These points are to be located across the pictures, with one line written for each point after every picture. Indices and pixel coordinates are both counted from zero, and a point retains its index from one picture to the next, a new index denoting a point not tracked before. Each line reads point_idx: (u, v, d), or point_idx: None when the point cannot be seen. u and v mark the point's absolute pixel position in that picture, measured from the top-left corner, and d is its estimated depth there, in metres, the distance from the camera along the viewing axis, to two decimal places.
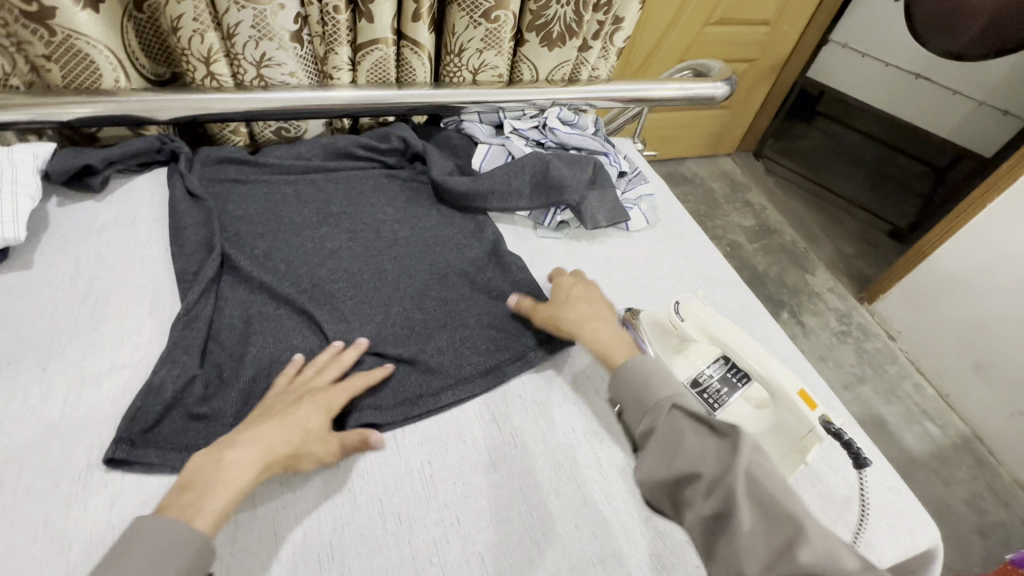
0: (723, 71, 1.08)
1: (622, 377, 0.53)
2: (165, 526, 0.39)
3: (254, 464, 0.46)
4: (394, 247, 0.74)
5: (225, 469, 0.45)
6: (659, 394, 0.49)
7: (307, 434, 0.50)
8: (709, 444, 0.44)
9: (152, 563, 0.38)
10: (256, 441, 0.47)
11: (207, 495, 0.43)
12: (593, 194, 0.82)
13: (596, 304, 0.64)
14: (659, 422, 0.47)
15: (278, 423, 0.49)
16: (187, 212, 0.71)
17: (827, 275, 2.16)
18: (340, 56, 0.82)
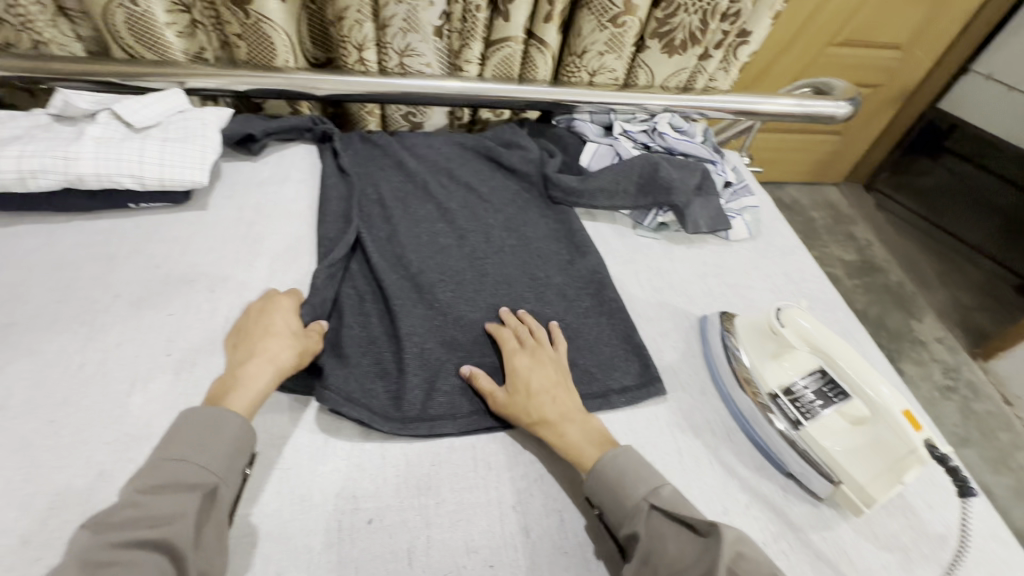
0: (847, 90, 1.04)
1: (598, 475, 0.51)
2: (221, 415, 0.49)
3: (264, 370, 0.54)
4: (502, 226, 0.80)
5: (241, 378, 0.53)
6: (637, 494, 0.49)
7: (292, 333, 0.58)
8: (685, 541, 0.45)
9: (199, 442, 0.47)
10: (263, 354, 0.55)
11: (236, 393, 0.52)
12: (698, 199, 0.83)
13: (564, 396, 0.58)
14: (641, 529, 0.47)
15: (268, 336, 0.57)
16: (331, 179, 0.82)
17: (936, 323, 1.98)
18: (473, 50, 0.89)
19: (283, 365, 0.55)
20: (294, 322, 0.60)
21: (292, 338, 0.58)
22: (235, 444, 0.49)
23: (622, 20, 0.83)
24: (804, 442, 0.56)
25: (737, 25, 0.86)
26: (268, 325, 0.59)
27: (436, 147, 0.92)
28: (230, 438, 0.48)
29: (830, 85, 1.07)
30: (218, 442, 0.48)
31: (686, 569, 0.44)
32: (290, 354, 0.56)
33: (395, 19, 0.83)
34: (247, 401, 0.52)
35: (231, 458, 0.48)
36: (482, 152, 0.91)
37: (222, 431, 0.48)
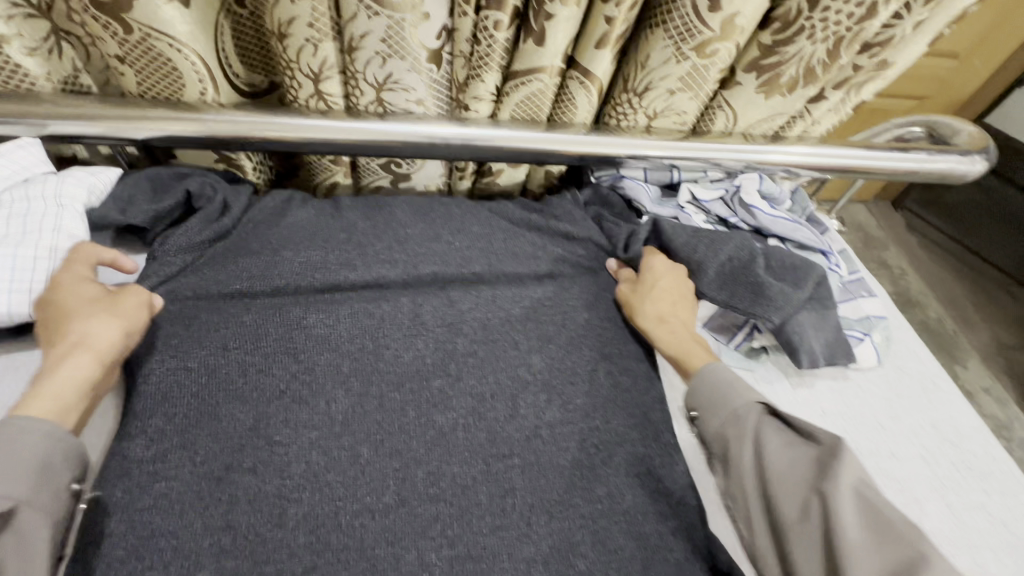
0: (975, 138, 0.78)
1: (700, 383, 0.52)
2: (21, 425, 0.38)
3: (76, 372, 0.42)
4: (529, 362, 0.54)
5: (41, 381, 0.41)
6: (745, 399, 0.49)
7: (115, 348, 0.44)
8: (800, 451, 0.46)
9: None
10: (77, 350, 0.43)
11: (40, 396, 0.40)
12: (810, 318, 0.56)
13: (686, 306, 0.58)
14: (747, 430, 0.47)
15: (60, 362, 0.42)
16: (272, 293, 0.54)
17: (980, 368, 1.78)
18: (486, 84, 0.60)
19: (96, 363, 0.43)
20: (99, 290, 0.47)
21: (105, 327, 0.44)
22: (50, 449, 0.38)
23: (713, 49, 0.55)
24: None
25: (878, 59, 0.59)
26: (78, 294, 0.46)
27: (428, 223, 0.64)
28: (34, 449, 0.37)
29: (951, 130, 0.81)
30: (21, 459, 0.36)
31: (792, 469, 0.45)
32: (112, 338, 0.44)
33: (369, 39, 0.54)
34: (65, 406, 0.40)
35: (49, 478, 0.37)
36: (492, 234, 0.64)
37: (22, 440, 0.37)
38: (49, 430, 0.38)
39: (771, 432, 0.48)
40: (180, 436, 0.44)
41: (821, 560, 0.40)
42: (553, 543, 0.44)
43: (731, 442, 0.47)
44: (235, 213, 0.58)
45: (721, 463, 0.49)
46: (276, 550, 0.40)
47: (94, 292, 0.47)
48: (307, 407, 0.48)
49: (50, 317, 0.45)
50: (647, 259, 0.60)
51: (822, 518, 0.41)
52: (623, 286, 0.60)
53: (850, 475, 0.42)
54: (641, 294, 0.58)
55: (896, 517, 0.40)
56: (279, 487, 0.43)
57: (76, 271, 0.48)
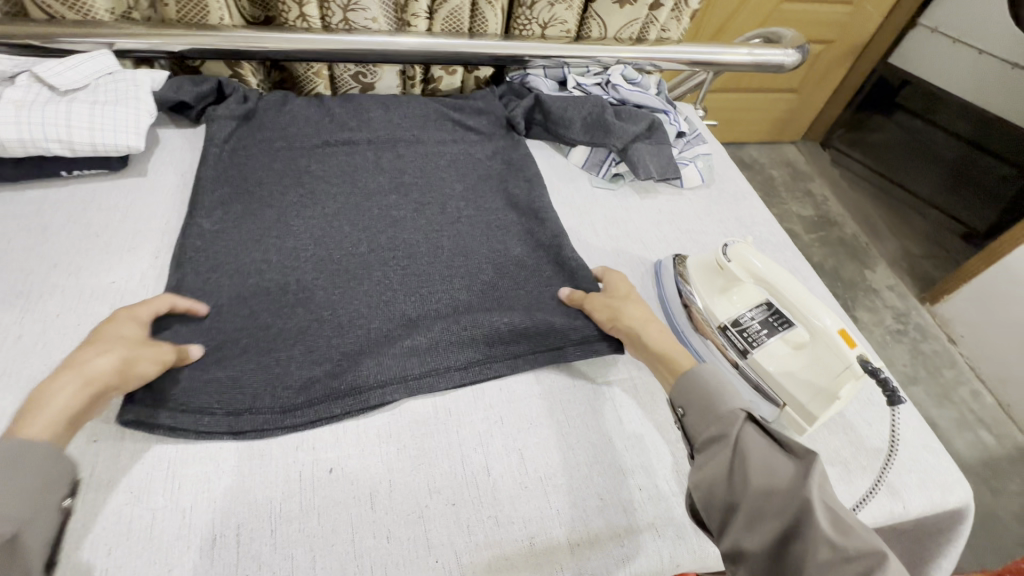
0: (795, 39, 1.05)
1: (688, 382, 0.54)
2: (17, 445, 0.40)
3: (73, 391, 0.45)
4: (457, 183, 0.81)
5: (42, 399, 0.44)
6: (732, 404, 0.51)
7: (132, 351, 0.50)
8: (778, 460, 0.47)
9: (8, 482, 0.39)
10: (72, 370, 0.46)
11: (30, 417, 0.43)
12: (646, 146, 0.84)
13: (649, 309, 0.64)
14: (731, 433, 0.49)
15: (78, 360, 0.47)
16: (281, 147, 0.81)
17: (888, 271, 2.07)
18: (420, 3, 0.86)
19: (94, 383, 0.47)
20: (138, 332, 0.53)
21: (123, 353, 0.49)
22: (39, 470, 0.40)
23: None
24: (745, 366, 0.59)
25: None
26: (118, 329, 0.52)
27: (386, 109, 0.90)
28: (35, 465, 0.40)
29: (780, 35, 1.08)
30: (23, 474, 0.40)
31: (771, 480, 0.46)
32: (112, 369, 0.48)
33: None
34: (46, 421, 0.43)
35: (42, 488, 0.40)
36: (432, 113, 0.90)
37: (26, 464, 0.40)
38: (30, 449, 0.41)
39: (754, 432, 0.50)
40: (227, 217, 0.70)
41: (788, 548, 0.42)
42: (468, 269, 0.70)
43: (720, 435, 0.50)
44: (254, 102, 0.85)
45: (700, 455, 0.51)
46: (294, 268, 0.66)
47: (130, 322, 0.53)
48: (307, 206, 0.73)
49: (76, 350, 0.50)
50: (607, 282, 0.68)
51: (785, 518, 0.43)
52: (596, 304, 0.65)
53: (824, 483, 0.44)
54: (614, 306, 0.64)
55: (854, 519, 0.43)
56: (293, 242, 0.69)
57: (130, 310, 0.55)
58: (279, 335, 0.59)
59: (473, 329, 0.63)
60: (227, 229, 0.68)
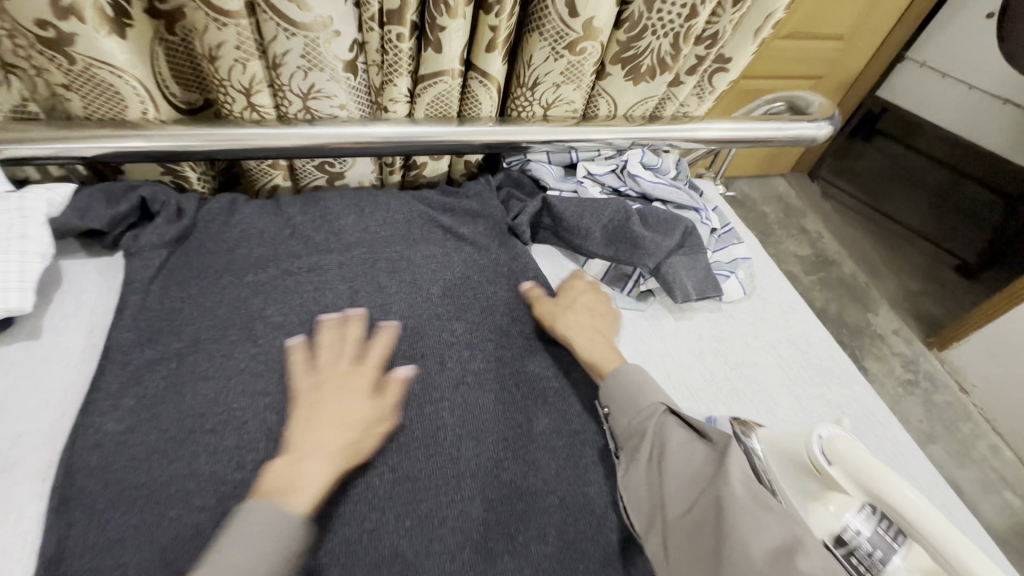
0: (824, 108, 0.93)
1: (614, 380, 0.57)
2: (275, 515, 0.42)
3: (327, 473, 0.46)
4: (454, 317, 0.65)
5: (302, 454, 0.47)
6: (654, 399, 0.55)
7: (359, 425, 0.51)
8: (697, 450, 0.51)
9: (260, 549, 0.40)
10: (336, 425, 0.49)
11: (290, 492, 0.44)
12: (680, 261, 0.69)
13: (604, 323, 0.66)
14: (648, 427, 0.53)
15: (326, 412, 0.50)
16: (224, 281, 0.63)
17: (891, 314, 1.99)
18: (398, 88, 0.70)
19: (348, 463, 0.49)
20: (360, 383, 0.53)
21: (363, 423, 0.51)
22: (289, 545, 0.41)
23: (581, 47, 0.68)
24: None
25: (715, 49, 0.72)
26: (367, 372, 0.54)
27: (359, 213, 0.73)
28: (282, 537, 0.41)
29: (806, 101, 0.95)
30: (260, 543, 0.40)
31: (692, 471, 0.49)
32: (352, 436, 0.49)
33: (290, 56, 0.63)
34: (311, 497, 0.44)
35: (274, 553, 0.40)
36: (416, 218, 0.75)
37: (278, 529, 0.41)
38: (296, 525, 0.42)
39: (676, 423, 0.54)
40: (142, 404, 0.52)
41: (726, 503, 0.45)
42: (474, 461, 0.54)
43: (643, 427, 0.53)
44: (190, 216, 0.67)
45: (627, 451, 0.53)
46: (236, 487, 0.48)
47: (367, 375, 0.54)
48: (260, 373, 0.56)
49: (298, 394, 0.52)
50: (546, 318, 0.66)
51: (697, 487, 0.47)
52: (546, 300, 0.67)
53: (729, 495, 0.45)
54: (561, 302, 0.66)
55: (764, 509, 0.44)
56: (238, 438, 0.51)
57: (341, 352, 0.56)
58: None
59: (484, 570, 0.47)
60: (146, 426, 0.50)
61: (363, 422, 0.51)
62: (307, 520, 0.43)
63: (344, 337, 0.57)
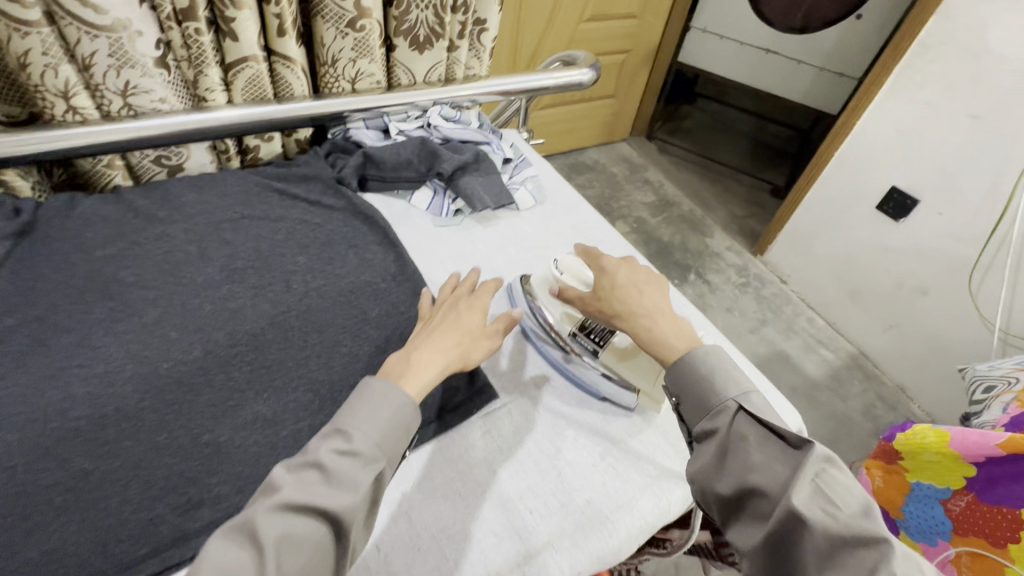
0: (586, 59, 1.18)
1: (681, 368, 0.57)
2: (382, 388, 0.49)
3: (438, 367, 0.55)
4: (295, 252, 0.78)
5: (392, 368, 0.54)
6: (726, 394, 0.53)
7: (471, 333, 0.60)
8: (772, 452, 0.49)
9: (381, 411, 0.48)
10: (458, 330, 0.59)
11: (406, 375, 0.53)
12: (478, 180, 0.88)
13: (651, 291, 0.64)
14: (723, 426, 0.52)
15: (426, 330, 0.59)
16: (74, 258, 0.71)
17: (723, 235, 2.38)
18: (211, 77, 0.82)
19: (457, 363, 0.57)
20: (478, 319, 0.62)
21: (477, 331, 0.60)
22: (407, 416, 0.49)
23: (360, 24, 0.84)
24: (603, 366, 0.67)
25: (471, 13, 0.94)
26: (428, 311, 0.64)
27: (199, 189, 0.84)
28: (398, 412, 0.49)
29: (574, 57, 1.20)
30: (380, 410, 0.48)
31: (756, 472, 0.48)
32: (455, 339, 0.58)
33: (98, 56, 0.73)
34: (422, 382, 0.52)
35: (392, 421, 0.48)
36: (253, 186, 0.86)
37: (388, 397, 0.49)
38: (409, 401, 0.50)
39: (748, 421, 0.51)
40: (6, 357, 0.59)
41: (777, 534, 0.46)
42: (320, 344, 0.68)
43: (718, 429, 0.52)
44: (30, 213, 0.74)
45: (698, 444, 0.54)
46: (108, 397, 0.58)
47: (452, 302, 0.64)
48: (120, 318, 0.65)
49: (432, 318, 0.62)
50: (587, 254, 0.69)
51: (789, 534, 0.45)
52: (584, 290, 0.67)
53: (818, 469, 0.46)
54: (599, 294, 0.65)
55: (775, 461, 0.48)
56: (104, 365, 0.60)
57: (435, 305, 0.67)
58: (105, 481, 0.52)
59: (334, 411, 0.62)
60: (16, 370, 0.58)
61: (478, 331, 0.61)
62: (415, 401, 0.51)
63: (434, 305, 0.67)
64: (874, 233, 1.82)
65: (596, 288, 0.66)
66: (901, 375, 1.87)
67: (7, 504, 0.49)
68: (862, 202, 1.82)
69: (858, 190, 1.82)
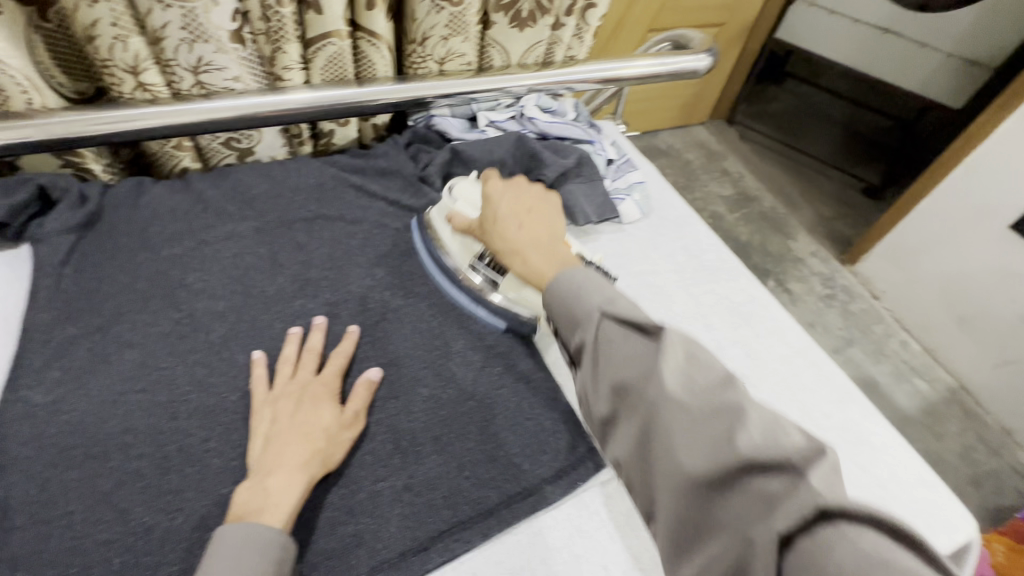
0: (703, 41, 1.01)
1: (556, 290, 0.50)
2: (243, 533, 0.43)
3: (300, 482, 0.48)
4: (372, 263, 0.69)
5: (268, 490, 0.46)
6: (589, 305, 0.46)
7: (326, 434, 0.51)
8: (713, 423, 0.37)
9: (237, 565, 0.41)
10: (303, 433, 0.50)
11: (270, 511, 0.45)
12: (581, 188, 0.76)
13: (537, 230, 0.60)
14: (598, 357, 0.44)
15: (303, 427, 0.51)
16: (139, 257, 0.64)
17: (809, 239, 2.15)
18: (289, 54, 0.72)
19: (320, 470, 0.49)
20: (332, 413, 0.53)
21: (328, 430, 0.52)
22: (277, 558, 0.43)
23: None
24: (504, 293, 0.64)
25: None
26: (323, 383, 0.55)
27: (271, 181, 0.75)
28: (270, 555, 0.42)
29: (687, 38, 1.03)
30: (246, 560, 0.42)
31: (728, 445, 0.36)
32: (307, 448, 0.49)
33: (170, 29, 0.64)
34: (284, 511, 0.45)
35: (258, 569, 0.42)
36: (328, 180, 0.77)
37: (252, 542, 0.42)
38: (277, 539, 0.43)
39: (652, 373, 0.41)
40: (67, 376, 0.53)
41: (767, 528, 0.33)
42: (399, 381, 0.59)
43: (636, 390, 0.41)
44: (96, 201, 0.68)
45: (615, 425, 0.43)
46: (173, 433, 0.51)
47: (329, 384, 0.55)
48: (187, 335, 0.59)
49: (262, 416, 0.52)
50: (486, 179, 0.66)
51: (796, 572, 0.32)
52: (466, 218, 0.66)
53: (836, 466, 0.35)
54: (491, 221, 0.62)
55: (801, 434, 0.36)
56: (168, 393, 0.54)
57: (297, 366, 0.57)
58: (167, 542, 0.46)
59: (415, 470, 0.53)
60: (77, 393, 0.52)
61: (331, 429, 0.52)
62: (284, 532, 0.44)
63: (306, 347, 0.59)
64: (1001, 255, 1.58)
65: (484, 220, 0.63)
66: (1008, 416, 1.66)
67: (65, 562, 0.43)
68: (990, 218, 1.58)
69: (988, 203, 1.58)
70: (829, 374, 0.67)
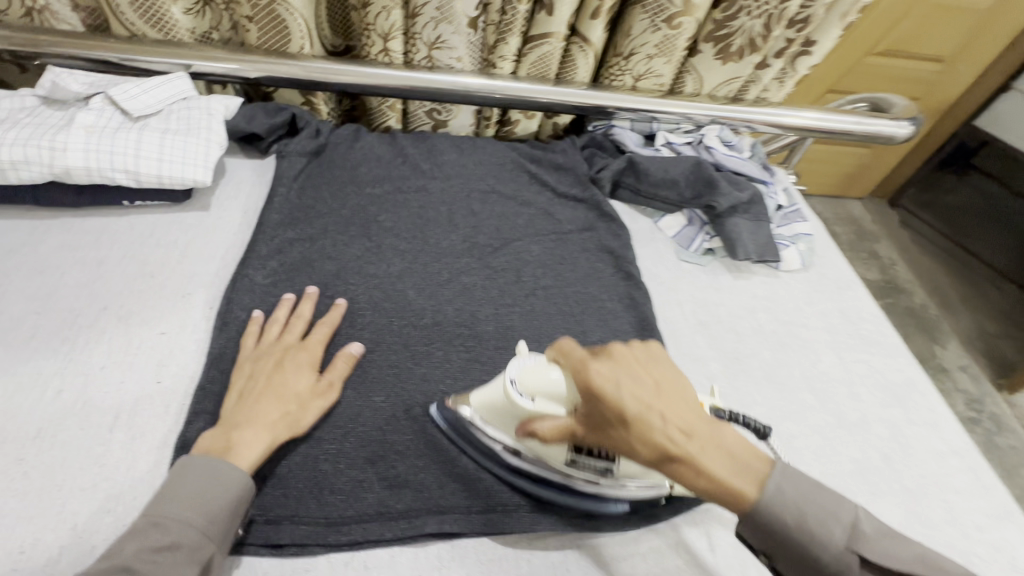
0: (908, 109, 0.95)
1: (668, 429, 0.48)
2: (214, 468, 0.44)
3: (264, 441, 0.48)
4: (531, 243, 0.75)
5: (237, 444, 0.47)
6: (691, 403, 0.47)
7: (298, 399, 0.52)
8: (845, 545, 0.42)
9: (199, 497, 0.43)
10: (278, 394, 0.51)
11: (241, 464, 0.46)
12: (746, 224, 0.76)
13: (677, 406, 0.45)
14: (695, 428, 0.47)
15: (276, 393, 0.52)
16: (347, 188, 0.75)
17: (960, 350, 1.90)
18: (509, 46, 0.81)
19: (286, 434, 0.50)
20: (308, 380, 0.54)
21: (300, 396, 0.52)
22: (235, 496, 0.44)
23: (678, 21, 0.76)
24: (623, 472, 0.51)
25: (805, 33, 0.79)
26: (305, 349, 0.56)
27: (460, 151, 0.84)
28: (225, 490, 0.44)
29: (889, 103, 0.98)
30: (207, 494, 0.43)
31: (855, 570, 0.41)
32: (278, 409, 0.50)
33: (427, 7, 0.75)
34: (252, 458, 0.47)
35: (212, 506, 0.43)
36: (508, 162, 0.84)
37: (216, 477, 0.44)
38: (240, 480, 0.45)
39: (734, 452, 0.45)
40: (282, 267, 0.64)
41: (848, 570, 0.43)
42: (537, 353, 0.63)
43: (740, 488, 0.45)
44: (326, 136, 0.80)
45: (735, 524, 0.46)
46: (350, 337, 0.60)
47: (310, 350, 0.56)
48: (371, 262, 0.68)
49: (241, 371, 0.54)
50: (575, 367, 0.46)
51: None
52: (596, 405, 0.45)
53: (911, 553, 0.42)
54: (621, 421, 0.43)
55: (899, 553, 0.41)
56: (351, 303, 0.63)
57: (285, 329, 0.58)
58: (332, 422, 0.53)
59: None
60: (286, 283, 0.63)
61: (300, 396, 0.52)
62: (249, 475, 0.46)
63: (296, 313, 0.60)
64: None
65: (597, 418, 0.45)
66: None
67: None
68: None
69: None
70: (988, 485, 0.60)
